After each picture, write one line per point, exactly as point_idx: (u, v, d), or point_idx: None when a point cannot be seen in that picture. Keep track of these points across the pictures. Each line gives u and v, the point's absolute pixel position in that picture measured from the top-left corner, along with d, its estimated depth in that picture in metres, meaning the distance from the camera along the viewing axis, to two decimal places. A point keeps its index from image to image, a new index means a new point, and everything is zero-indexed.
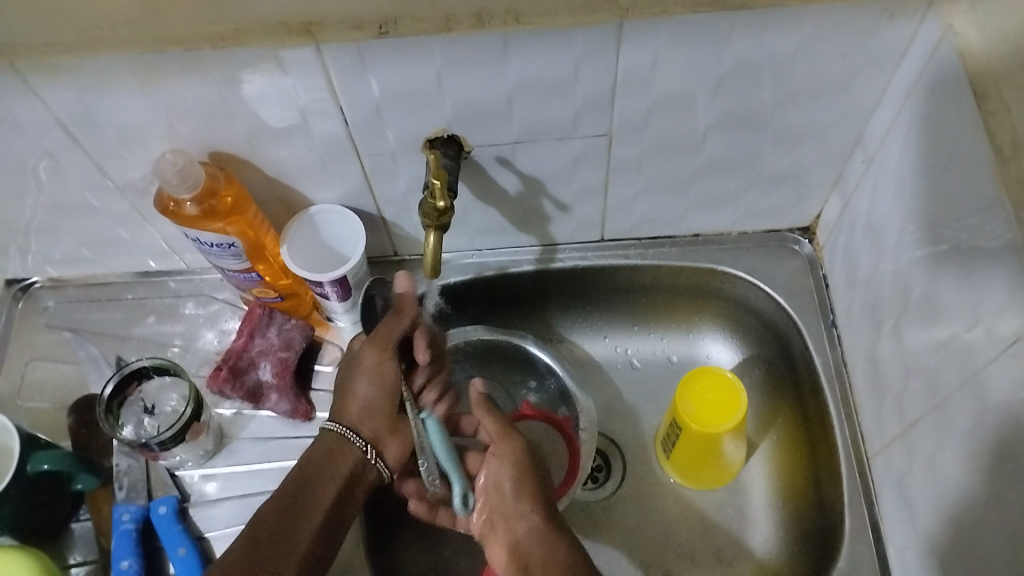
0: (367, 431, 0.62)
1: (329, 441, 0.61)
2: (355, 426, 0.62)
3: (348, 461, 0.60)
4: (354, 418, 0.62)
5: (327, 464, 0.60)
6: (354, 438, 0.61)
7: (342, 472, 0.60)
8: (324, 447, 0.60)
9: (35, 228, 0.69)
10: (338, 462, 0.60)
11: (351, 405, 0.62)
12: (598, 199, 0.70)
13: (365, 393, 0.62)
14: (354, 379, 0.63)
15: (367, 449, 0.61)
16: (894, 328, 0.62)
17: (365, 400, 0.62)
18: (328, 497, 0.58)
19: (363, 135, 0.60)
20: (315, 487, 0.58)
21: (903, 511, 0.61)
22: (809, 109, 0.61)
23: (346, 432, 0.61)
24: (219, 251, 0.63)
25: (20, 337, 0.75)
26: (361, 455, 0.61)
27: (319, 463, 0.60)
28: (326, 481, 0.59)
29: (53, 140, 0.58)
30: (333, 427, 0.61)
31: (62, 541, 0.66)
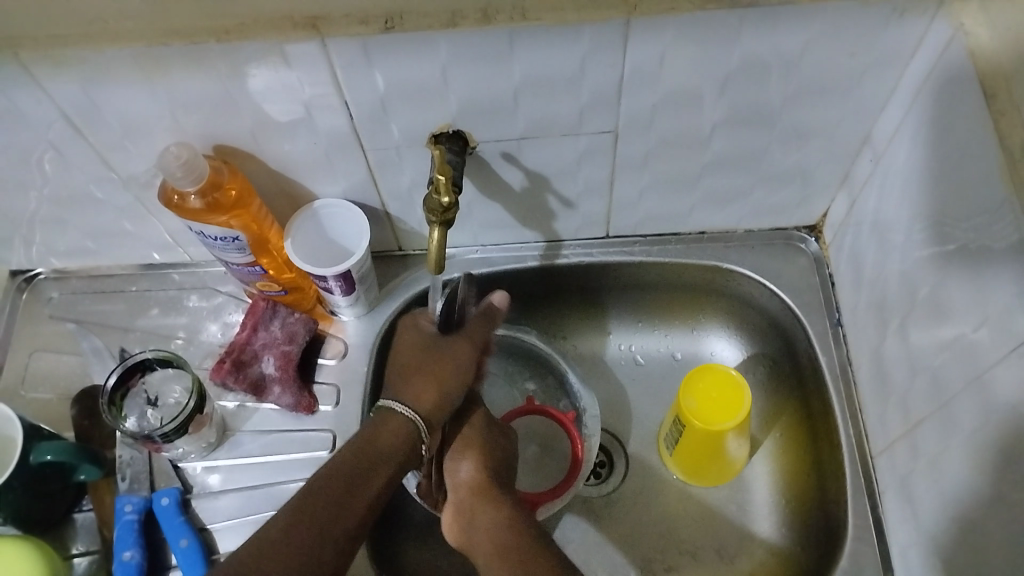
0: (433, 421, 0.60)
1: (393, 424, 0.58)
2: (426, 416, 0.59)
3: (404, 450, 0.58)
4: (429, 409, 0.59)
5: (383, 446, 0.57)
6: (421, 426, 0.59)
7: (398, 457, 0.57)
8: (386, 426, 0.58)
9: (40, 220, 0.69)
10: (395, 448, 0.58)
11: (427, 390, 0.59)
12: (603, 195, 0.70)
13: (444, 380, 0.60)
14: (439, 360, 0.60)
15: (426, 439, 0.59)
16: (899, 328, 0.61)
17: (444, 386, 0.60)
18: (372, 490, 0.56)
19: (368, 130, 0.60)
20: (365, 475, 0.56)
21: (906, 511, 0.61)
22: (817, 107, 0.60)
23: (414, 415, 0.59)
24: (223, 245, 0.62)
25: (24, 328, 0.75)
26: (419, 445, 0.59)
27: (377, 444, 0.57)
28: (380, 469, 0.56)
29: (57, 132, 0.58)
30: (405, 411, 0.58)
31: (64, 531, 0.66)
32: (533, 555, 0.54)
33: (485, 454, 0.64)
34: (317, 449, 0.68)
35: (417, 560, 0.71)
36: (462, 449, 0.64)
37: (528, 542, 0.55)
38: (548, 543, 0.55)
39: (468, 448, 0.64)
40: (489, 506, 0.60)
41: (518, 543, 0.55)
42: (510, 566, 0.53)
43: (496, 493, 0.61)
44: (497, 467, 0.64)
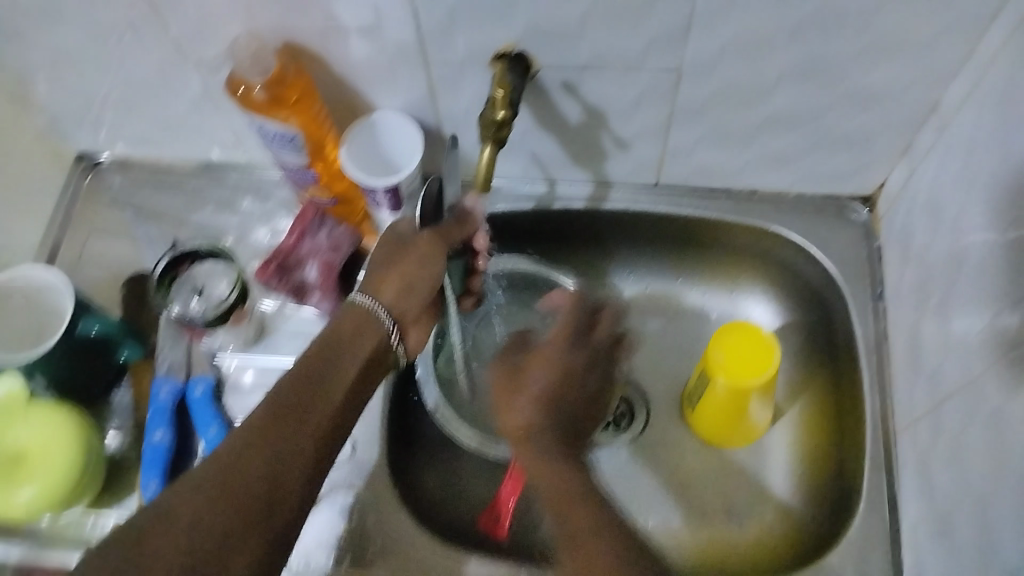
0: (397, 311, 0.61)
1: (358, 314, 0.60)
2: (389, 305, 0.61)
3: (374, 337, 0.60)
4: (391, 297, 0.61)
5: (346, 342, 0.59)
6: (382, 315, 0.60)
7: (365, 350, 0.59)
8: (353, 321, 0.60)
9: (110, 103, 0.71)
10: (363, 339, 0.59)
11: (392, 280, 0.61)
12: (657, 140, 0.69)
13: (408, 274, 0.61)
14: (402, 258, 0.62)
15: (393, 329, 0.60)
16: (940, 301, 0.60)
17: (408, 277, 0.61)
18: (349, 377, 0.57)
19: (432, 42, 0.60)
20: (336, 363, 0.57)
21: (921, 484, 0.60)
22: (886, 65, 0.59)
23: (376, 308, 0.60)
24: (280, 143, 0.64)
25: (84, 210, 0.78)
26: (386, 335, 0.60)
27: (344, 335, 0.59)
28: (342, 366, 0.58)
29: (135, 13, 0.60)
30: (365, 300, 0.60)
31: (101, 408, 0.68)
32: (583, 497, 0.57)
33: (562, 378, 0.64)
34: None
35: (432, 479, 0.73)
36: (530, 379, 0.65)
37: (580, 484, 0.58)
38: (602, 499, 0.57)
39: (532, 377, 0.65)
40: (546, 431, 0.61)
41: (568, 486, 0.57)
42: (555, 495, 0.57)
43: (534, 441, 0.61)
44: (572, 391, 0.65)
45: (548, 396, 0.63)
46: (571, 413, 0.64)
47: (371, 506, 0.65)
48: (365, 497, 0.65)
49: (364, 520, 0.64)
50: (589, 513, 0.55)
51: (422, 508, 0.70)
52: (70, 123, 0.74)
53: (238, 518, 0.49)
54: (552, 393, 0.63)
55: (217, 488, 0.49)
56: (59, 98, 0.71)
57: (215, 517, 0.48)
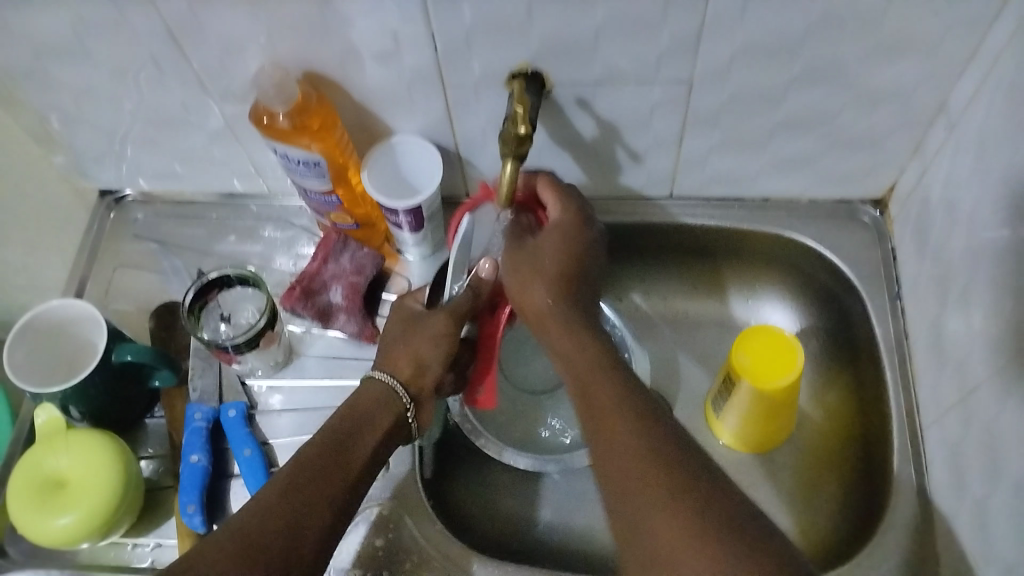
0: (414, 387, 0.61)
1: (376, 392, 0.60)
2: (404, 382, 0.61)
3: (392, 412, 0.60)
4: (408, 375, 0.61)
5: (366, 417, 0.59)
6: (400, 393, 0.60)
7: (383, 425, 0.59)
8: (372, 400, 0.59)
9: (134, 138, 0.73)
10: (381, 413, 0.59)
11: (403, 357, 0.61)
12: (671, 151, 0.71)
13: (421, 355, 0.61)
14: (415, 338, 0.62)
15: (411, 406, 0.60)
16: (960, 295, 0.61)
17: (420, 357, 0.61)
18: (368, 446, 0.58)
19: (449, 65, 0.62)
20: (358, 434, 0.58)
21: (952, 477, 0.61)
22: (894, 67, 0.61)
23: (394, 386, 0.60)
24: (304, 170, 0.65)
25: (109, 245, 0.79)
26: (403, 410, 0.60)
27: (361, 410, 0.59)
28: (364, 435, 0.58)
29: (158, 48, 0.62)
30: (383, 379, 0.60)
31: (135, 434, 0.70)
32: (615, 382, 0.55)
33: (552, 276, 0.61)
34: None
35: (465, 494, 0.74)
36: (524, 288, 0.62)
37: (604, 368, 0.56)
38: (633, 384, 0.55)
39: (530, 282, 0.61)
40: (559, 309, 0.60)
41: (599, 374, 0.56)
42: (586, 384, 0.56)
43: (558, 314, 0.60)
44: (573, 288, 0.62)
45: (551, 274, 0.61)
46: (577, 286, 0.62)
47: (405, 521, 0.66)
48: (399, 512, 0.66)
49: (401, 535, 0.65)
50: (619, 402, 0.53)
51: (456, 523, 0.71)
52: (94, 160, 0.76)
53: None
54: (551, 268, 0.62)
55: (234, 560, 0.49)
56: (84, 135, 0.72)
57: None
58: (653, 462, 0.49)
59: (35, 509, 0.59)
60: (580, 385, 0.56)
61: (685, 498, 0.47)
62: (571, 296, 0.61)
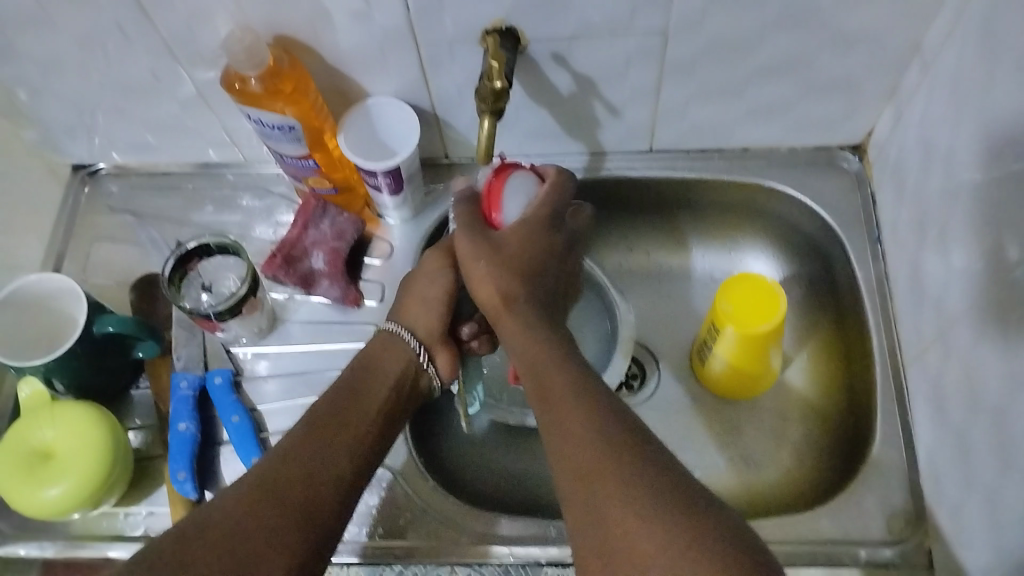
0: (422, 331, 0.63)
1: (383, 340, 0.63)
2: (414, 327, 0.63)
3: (400, 359, 0.62)
4: (411, 319, 0.64)
5: (376, 366, 0.60)
6: (407, 337, 0.62)
7: (393, 371, 0.61)
8: (377, 344, 0.62)
9: (104, 109, 0.72)
10: (391, 358, 0.61)
11: (409, 303, 0.64)
12: (648, 103, 0.70)
13: (423, 296, 0.64)
14: (416, 280, 0.65)
15: (421, 351, 0.63)
16: (938, 236, 0.62)
17: (425, 298, 0.64)
18: (378, 398, 0.58)
19: (421, 21, 0.61)
20: (369, 384, 0.59)
21: (935, 413, 0.62)
22: (868, 9, 0.61)
23: (401, 331, 0.63)
24: (278, 134, 0.64)
25: (85, 218, 0.78)
26: (413, 356, 0.62)
27: (373, 358, 0.61)
28: (374, 388, 0.59)
29: (124, 15, 0.61)
30: (389, 326, 0.63)
31: (122, 404, 0.69)
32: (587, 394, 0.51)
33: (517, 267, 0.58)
34: (361, 339, 0.71)
35: (458, 453, 0.74)
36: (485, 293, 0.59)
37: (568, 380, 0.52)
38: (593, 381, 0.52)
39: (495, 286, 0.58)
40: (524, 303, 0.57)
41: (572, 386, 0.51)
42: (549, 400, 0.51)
43: (515, 305, 0.57)
44: (530, 283, 0.58)
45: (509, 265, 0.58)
46: (534, 274, 0.59)
47: (398, 480, 0.66)
48: (392, 472, 0.66)
49: (394, 493, 0.65)
50: (585, 416, 0.49)
51: (450, 480, 0.70)
52: (64, 133, 0.75)
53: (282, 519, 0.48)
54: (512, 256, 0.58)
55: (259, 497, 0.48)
56: (52, 107, 0.71)
57: (252, 524, 0.47)
58: (622, 469, 0.45)
59: (24, 476, 0.59)
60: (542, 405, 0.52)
61: (653, 506, 0.43)
62: (535, 287, 0.59)
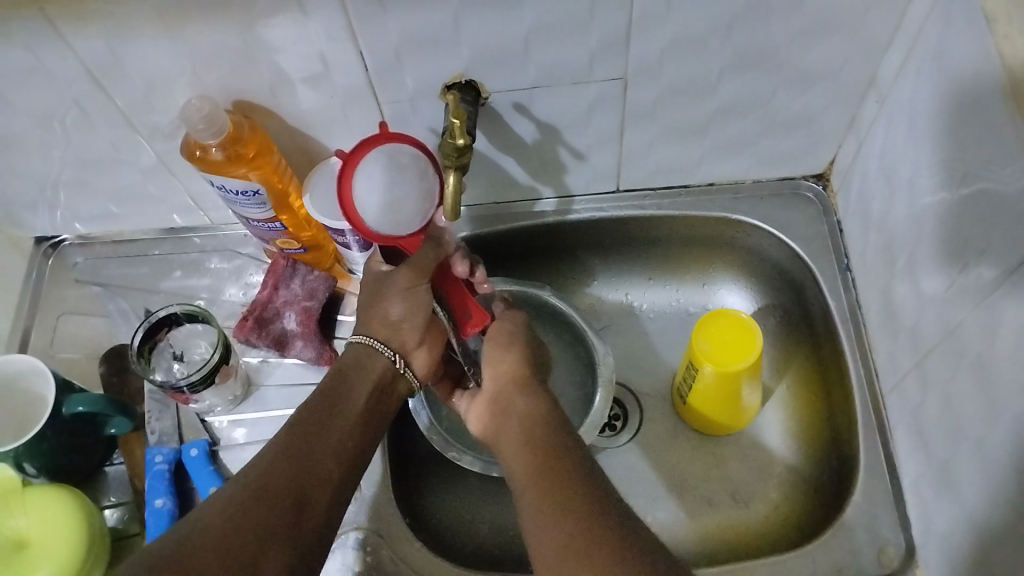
0: (395, 343, 0.64)
1: (358, 351, 0.63)
2: (385, 340, 0.64)
3: (377, 367, 0.63)
4: (384, 335, 0.64)
5: (356, 374, 0.61)
6: (381, 348, 0.63)
7: (371, 379, 0.62)
8: (353, 355, 0.63)
9: (65, 182, 0.71)
10: (369, 366, 0.62)
11: (380, 321, 0.64)
12: (613, 146, 0.71)
13: (394, 313, 0.63)
14: (387, 296, 0.64)
15: (396, 359, 0.64)
16: (907, 265, 0.62)
17: (393, 318, 0.63)
18: (359, 404, 0.60)
19: (381, 81, 0.61)
20: (348, 392, 0.60)
21: (917, 442, 0.62)
22: (821, 46, 0.61)
23: (375, 343, 0.63)
24: (244, 200, 0.64)
25: (50, 292, 0.77)
26: (389, 364, 0.63)
27: (347, 368, 0.62)
28: (355, 392, 0.60)
29: (81, 91, 0.60)
30: (361, 339, 0.63)
31: (97, 483, 0.68)
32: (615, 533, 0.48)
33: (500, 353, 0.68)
34: None
35: (442, 507, 0.73)
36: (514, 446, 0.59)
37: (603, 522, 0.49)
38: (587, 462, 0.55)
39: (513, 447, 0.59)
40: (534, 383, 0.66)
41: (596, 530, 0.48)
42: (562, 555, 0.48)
43: (526, 382, 0.66)
44: (534, 371, 0.68)
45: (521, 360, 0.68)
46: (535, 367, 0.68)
47: (384, 543, 0.64)
48: (377, 535, 0.65)
49: (379, 557, 0.64)
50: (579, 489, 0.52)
51: (436, 538, 0.70)
52: (26, 208, 0.74)
53: (267, 522, 0.49)
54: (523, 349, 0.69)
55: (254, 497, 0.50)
56: (11, 184, 0.70)
57: (248, 526, 0.48)
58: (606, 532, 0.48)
59: None
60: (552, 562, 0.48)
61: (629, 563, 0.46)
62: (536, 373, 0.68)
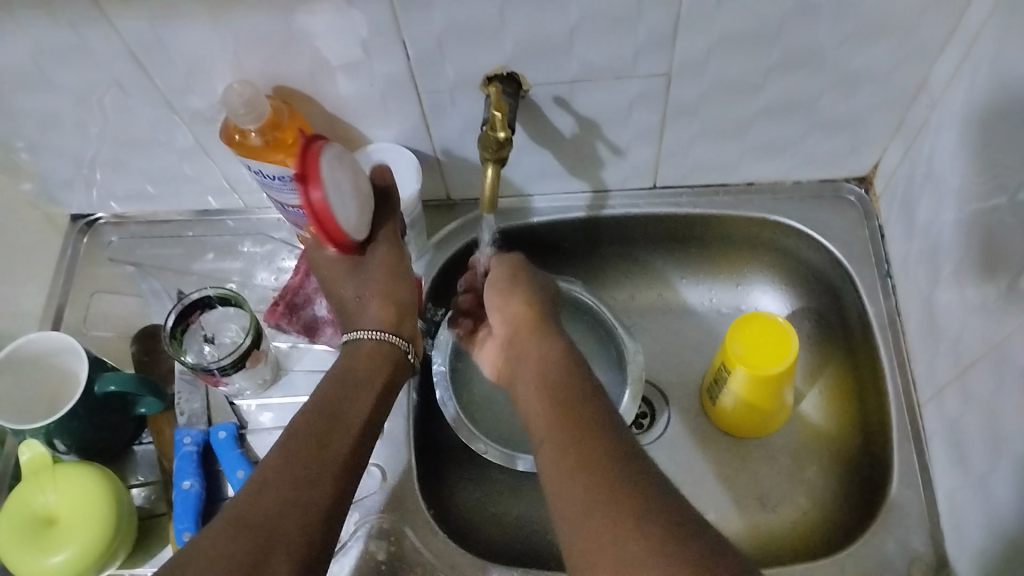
0: (405, 333, 0.65)
1: (368, 349, 0.63)
2: (397, 330, 0.64)
3: (383, 368, 0.62)
4: (395, 323, 0.64)
5: (359, 375, 0.61)
6: (396, 340, 0.64)
7: (377, 380, 0.61)
8: (365, 354, 0.62)
9: (102, 161, 0.71)
10: (374, 368, 0.62)
11: (388, 310, 0.64)
12: (652, 143, 0.70)
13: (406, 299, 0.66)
14: (383, 285, 0.65)
15: (409, 347, 0.65)
16: (952, 274, 0.61)
17: (402, 301, 0.65)
18: (361, 410, 0.59)
19: (422, 71, 0.60)
20: (350, 398, 0.59)
21: (954, 455, 0.60)
22: (872, 48, 0.60)
23: (387, 337, 0.63)
24: (280, 185, 0.63)
25: (85, 269, 0.77)
26: (404, 353, 0.64)
27: (353, 368, 0.61)
28: (358, 397, 0.59)
29: (122, 70, 0.60)
30: (371, 335, 0.63)
31: (125, 461, 0.68)
32: (625, 491, 0.46)
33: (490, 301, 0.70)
34: None
35: (467, 498, 0.73)
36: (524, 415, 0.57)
37: (622, 493, 0.46)
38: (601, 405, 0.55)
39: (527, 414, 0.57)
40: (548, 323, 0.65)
41: (601, 489, 0.47)
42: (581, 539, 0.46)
43: (540, 321, 0.65)
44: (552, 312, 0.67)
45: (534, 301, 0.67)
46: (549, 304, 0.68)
47: (407, 532, 0.64)
48: (399, 524, 0.65)
49: (402, 547, 0.64)
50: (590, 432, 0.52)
51: (458, 530, 0.69)
52: (63, 186, 0.74)
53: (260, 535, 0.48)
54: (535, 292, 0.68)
55: (238, 527, 0.48)
56: (49, 161, 0.71)
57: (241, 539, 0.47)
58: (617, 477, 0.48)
59: (29, 545, 0.57)
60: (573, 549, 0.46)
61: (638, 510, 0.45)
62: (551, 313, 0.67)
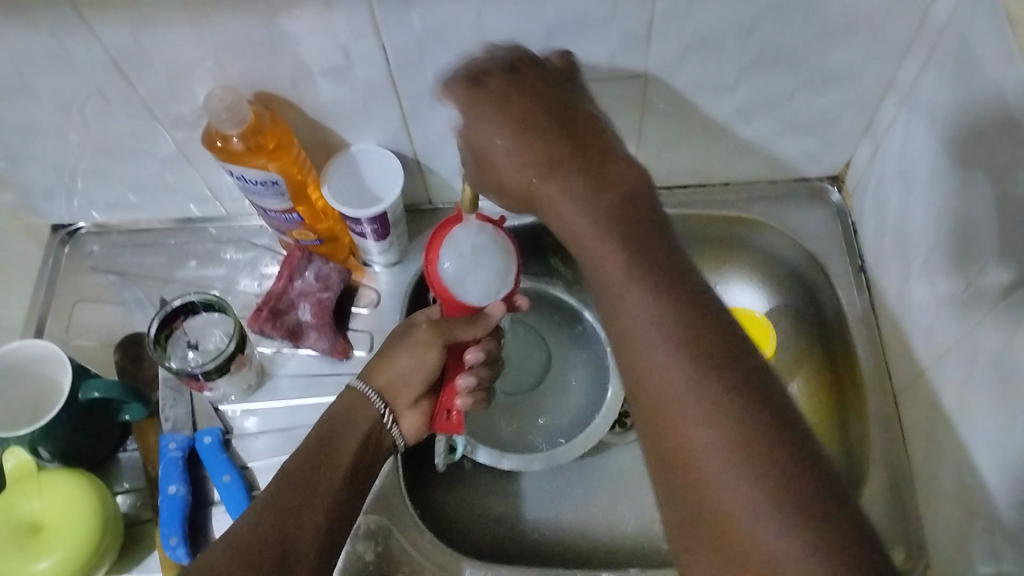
0: (390, 396, 0.62)
1: (351, 397, 0.61)
2: (380, 390, 0.62)
3: (366, 416, 0.61)
4: (383, 383, 0.62)
5: (345, 423, 0.60)
6: (374, 399, 0.61)
7: (360, 428, 0.60)
8: (344, 404, 0.61)
9: (84, 170, 0.71)
10: (359, 413, 0.60)
11: (383, 369, 0.63)
12: (629, 144, 0.71)
13: (401, 368, 0.62)
14: (398, 349, 0.63)
15: (387, 414, 0.61)
16: (923, 266, 0.62)
17: (398, 369, 0.62)
18: (349, 454, 0.58)
19: (402, 75, 0.61)
20: (339, 441, 0.58)
21: (930, 442, 0.62)
22: (841, 47, 0.62)
23: (368, 392, 0.62)
24: (262, 190, 0.64)
25: (66, 279, 0.77)
26: (378, 417, 0.61)
27: (338, 412, 0.60)
28: (345, 439, 0.59)
29: (104, 77, 0.60)
30: (360, 386, 0.62)
31: (110, 469, 0.68)
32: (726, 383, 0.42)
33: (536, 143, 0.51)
34: None
35: (452, 498, 0.74)
36: (605, 268, 0.47)
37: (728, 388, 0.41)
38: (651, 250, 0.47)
39: (580, 235, 0.49)
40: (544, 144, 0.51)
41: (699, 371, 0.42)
42: (654, 405, 0.43)
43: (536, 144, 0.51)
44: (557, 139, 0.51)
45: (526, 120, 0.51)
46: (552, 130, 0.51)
47: (393, 532, 0.65)
48: (387, 524, 0.65)
49: (389, 547, 0.64)
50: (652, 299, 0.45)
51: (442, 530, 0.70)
52: (43, 196, 0.74)
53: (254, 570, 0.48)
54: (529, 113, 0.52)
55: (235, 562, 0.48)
56: (29, 170, 0.71)
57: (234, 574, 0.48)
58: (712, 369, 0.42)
59: (14, 552, 0.57)
60: (642, 411, 0.44)
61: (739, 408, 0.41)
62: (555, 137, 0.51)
